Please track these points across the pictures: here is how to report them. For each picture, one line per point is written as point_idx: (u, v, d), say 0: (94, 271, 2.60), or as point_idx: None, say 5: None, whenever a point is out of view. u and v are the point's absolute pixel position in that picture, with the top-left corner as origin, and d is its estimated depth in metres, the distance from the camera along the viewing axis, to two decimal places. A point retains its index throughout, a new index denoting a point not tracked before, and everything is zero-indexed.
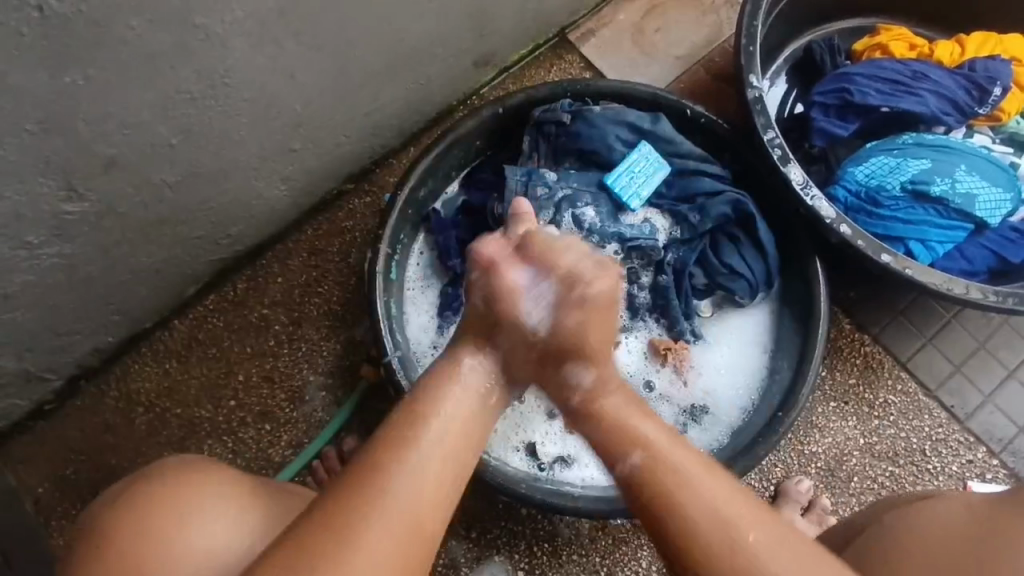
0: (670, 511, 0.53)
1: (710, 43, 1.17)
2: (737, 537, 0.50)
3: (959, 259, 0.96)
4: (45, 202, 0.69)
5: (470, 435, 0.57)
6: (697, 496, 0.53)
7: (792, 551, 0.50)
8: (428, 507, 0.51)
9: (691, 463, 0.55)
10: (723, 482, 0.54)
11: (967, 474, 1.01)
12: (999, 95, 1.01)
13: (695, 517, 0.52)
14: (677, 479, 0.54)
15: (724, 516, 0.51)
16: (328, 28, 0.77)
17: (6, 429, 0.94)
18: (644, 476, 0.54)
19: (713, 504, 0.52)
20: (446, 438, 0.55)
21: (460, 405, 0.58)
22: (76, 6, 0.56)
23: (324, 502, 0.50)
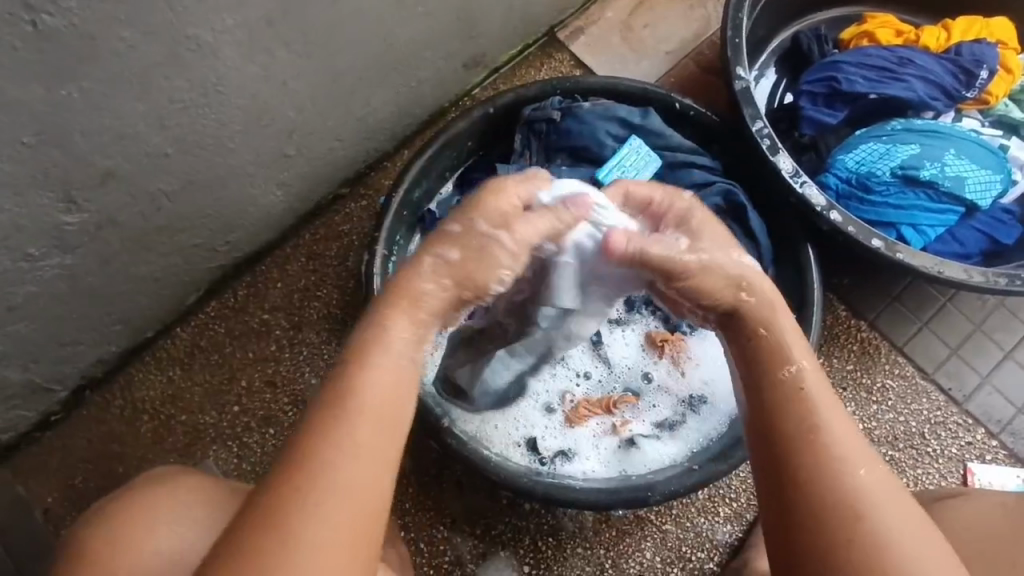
0: (804, 426, 0.53)
1: (698, 37, 1.18)
2: (849, 464, 0.51)
3: (951, 242, 0.97)
4: (45, 214, 0.70)
5: (392, 415, 0.52)
6: (832, 423, 0.53)
7: (897, 495, 0.51)
8: (362, 498, 0.48)
9: (838, 408, 0.54)
10: (850, 423, 0.54)
11: (967, 456, 1.01)
12: (986, 79, 1.02)
13: (821, 434, 0.52)
14: (824, 407, 0.54)
15: (846, 446, 0.52)
16: (318, 34, 0.78)
17: (13, 440, 0.95)
18: (801, 391, 0.55)
19: (839, 433, 0.53)
20: (363, 423, 0.50)
21: (375, 378, 0.52)
22: (69, 20, 0.57)
23: (252, 511, 0.48)
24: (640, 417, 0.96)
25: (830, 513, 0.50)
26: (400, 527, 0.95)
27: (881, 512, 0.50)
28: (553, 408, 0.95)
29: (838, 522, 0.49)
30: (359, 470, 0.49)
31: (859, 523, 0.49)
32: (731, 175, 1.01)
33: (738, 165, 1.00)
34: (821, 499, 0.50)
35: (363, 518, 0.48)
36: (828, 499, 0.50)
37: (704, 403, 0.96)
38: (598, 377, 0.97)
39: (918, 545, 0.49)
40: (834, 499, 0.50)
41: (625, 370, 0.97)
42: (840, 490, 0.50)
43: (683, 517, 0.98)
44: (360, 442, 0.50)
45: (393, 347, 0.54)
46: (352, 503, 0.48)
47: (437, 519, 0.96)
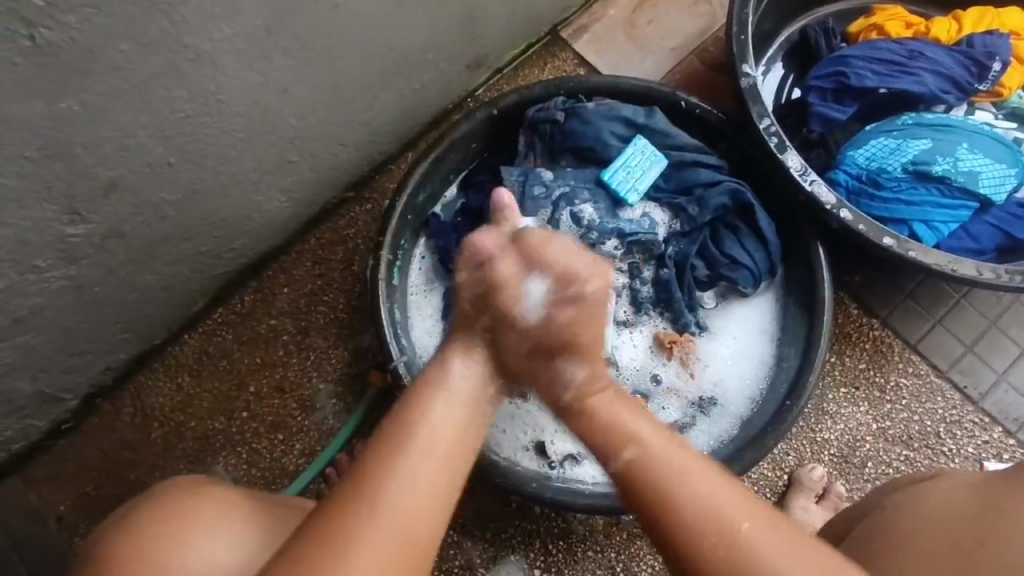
0: (654, 499, 0.57)
1: (703, 32, 1.17)
2: (718, 525, 0.54)
3: (965, 238, 0.95)
4: (50, 226, 0.70)
5: (458, 450, 0.59)
6: (689, 489, 0.56)
7: (778, 537, 0.53)
8: (416, 521, 0.53)
9: (696, 468, 0.58)
10: (713, 483, 0.57)
11: (983, 455, 1.00)
12: (999, 71, 1.00)
13: (682, 503, 0.56)
14: (676, 478, 0.57)
15: (708, 506, 0.55)
16: (317, 40, 0.78)
17: (26, 450, 0.96)
18: (640, 468, 0.59)
19: (697, 496, 0.56)
20: (436, 450, 0.57)
21: (445, 417, 0.61)
22: (67, 34, 0.57)
23: (318, 518, 0.52)
24: None
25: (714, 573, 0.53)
26: None
27: (764, 557, 0.52)
28: None
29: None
30: (422, 486, 0.54)
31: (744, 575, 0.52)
32: (739, 172, 1.00)
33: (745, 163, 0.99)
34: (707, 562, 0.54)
35: (413, 537, 0.52)
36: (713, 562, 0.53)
37: (714, 405, 0.95)
38: None
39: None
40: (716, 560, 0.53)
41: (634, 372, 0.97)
42: (712, 553, 0.53)
43: None
44: (427, 468, 0.56)
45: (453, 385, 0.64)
46: (413, 518, 0.53)
47: (447, 523, 0.96)
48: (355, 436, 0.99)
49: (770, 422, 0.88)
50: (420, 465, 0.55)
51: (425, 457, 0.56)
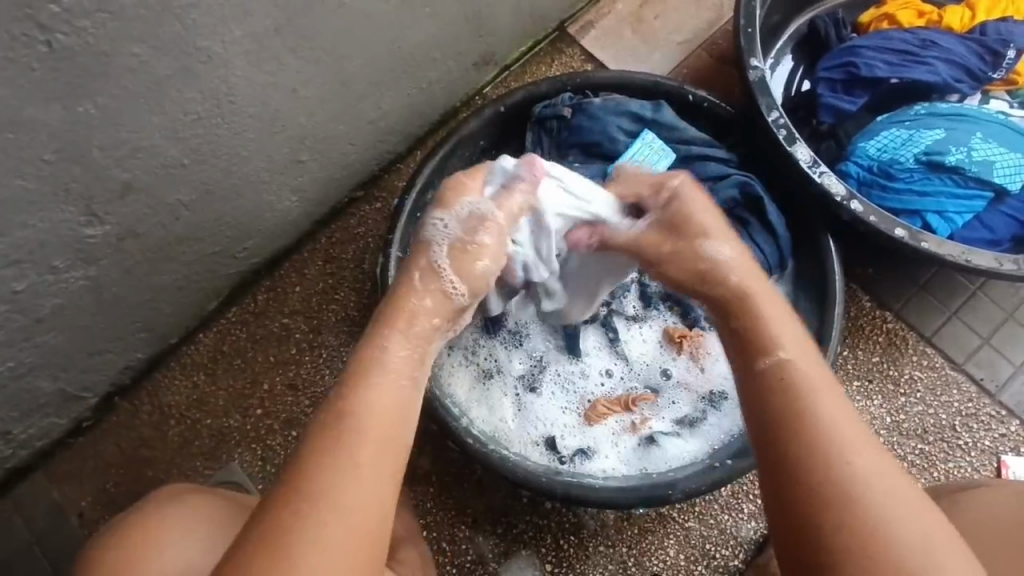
0: (787, 412, 0.51)
1: (712, 25, 1.16)
2: (841, 451, 0.49)
3: (980, 229, 0.94)
4: (68, 228, 0.72)
5: (399, 438, 0.50)
6: (820, 405, 0.51)
7: (887, 479, 0.48)
8: (362, 523, 0.47)
9: (845, 418, 0.50)
10: (841, 407, 0.51)
11: (1000, 449, 0.98)
12: (1013, 58, 0.99)
13: (828, 428, 0.50)
14: (811, 389, 0.52)
15: (841, 431, 0.50)
16: (326, 40, 0.79)
17: (48, 447, 0.98)
18: (784, 380, 0.53)
19: (834, 418, 0.50)
20: (369, 443, 0.49)
21: (373, 398, 0.51)
22: (82, 39, 0.58)
23: (254, 529, 0.46)
24: (660, 414, 0.95)
25: (819, 501, 0.48)
26: (423, 527, 0.96)
27: (876, 502, 0.47)
28: (572, 406, 0.95)
29: (824, 507, 0.47)
30: (372, 488, 0.48)
31: (849, 511, 0.47)
32: (750, 166, 0.99)
33: (754, 156, 0.98)
34: (823, 505, 0.48)
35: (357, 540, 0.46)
36: (830, 492, 0.48)
37: (724, 399, 0.95)
38: (619, 375, 0.96)
39: (909, 528, 0.46)
40: (833, 490, 0.48)
41: (644, 367, 0.97)
42: (830, 477, 0.48)
43: (706, 514, 0.97)
44: (365, 466, 0.48)
45: (386, 367, 0.53)
46: (358, 522, 0.47)
47: (458, 518, 0.96)
48: None
49: None
50: (359, 454, 0.48)
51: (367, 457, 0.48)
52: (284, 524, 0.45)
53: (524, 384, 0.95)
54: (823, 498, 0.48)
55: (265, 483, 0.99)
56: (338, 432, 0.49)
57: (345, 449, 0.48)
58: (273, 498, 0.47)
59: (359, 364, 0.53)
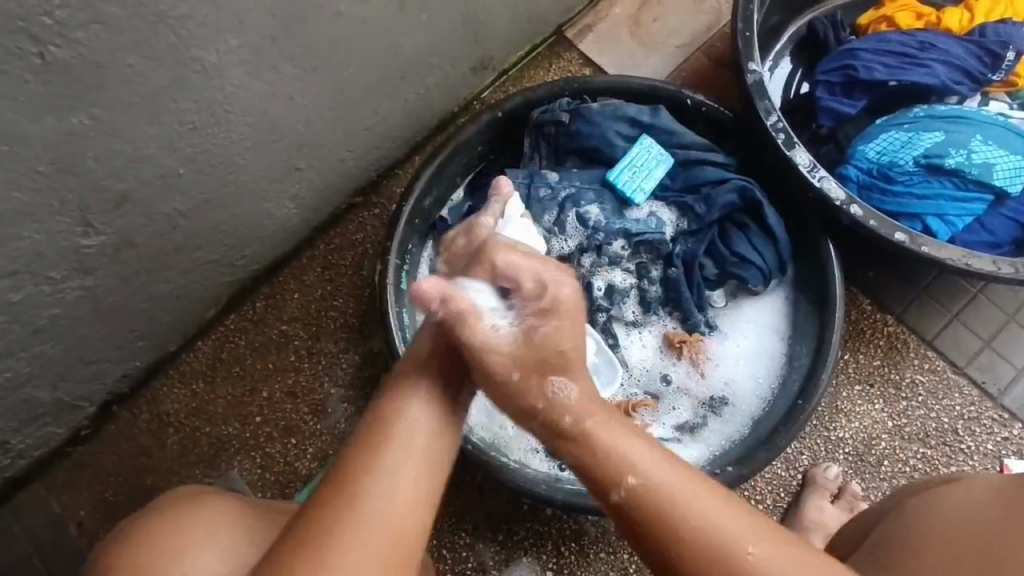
0: (629, 475, 0.55)
1: (710, 28, 1.16)
2: (685, 516, 0.53)
3: (980, 232, 0.93)
4: (64, 239, 0.72)
5: (434, 455, 0.57)
6: (645, 470, 0.55)
7: (764, 542, 0.52)
8: (400, 524, 0.53)
9: (670, 479, 0.55)
10: (670, 468, 0.56)
11: (1003, 453, 0.98)
12: (1013, 60, 0.98)
13: (675, 496, 0.54)
14: (622, 451, 0.56)
15: (659, 490, 0.54)
16: (322, 48, 0.78)
17: (47, 457, 0.98)
18: (584, 439, 0.57)
19: (643, 474, 0.55)
20: (408, 458, 0.55)
21: (414, 417, 0.58)
22: (76, 51, 0.58)
23: (303, 516, 0.53)
24: (660, 420, 0.94)
25: (686, 563, 0.52)
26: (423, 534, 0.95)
27: (743, 550, 0.51)
28: None
29: (703, 570, 0.51)
30: (412, 495, 0.54)
31: (711, 561, 0.52)
32: (749, 170, 0.99)
33: (753, 160, 0.98)
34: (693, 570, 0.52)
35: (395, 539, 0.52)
36: (689, 545, 0.52)
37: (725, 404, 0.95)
38: (620, 381, 0.96)
39: (777, 572, 0.50)
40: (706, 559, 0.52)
41: (644, 372, 0.96)
42: (685, 533, 0.53)
43: None
44: (407, 475, 0.55)
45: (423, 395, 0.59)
46: (397, 524, 0.53)
47: (459, 526, 0.96)
48: None
49: (784, 420, 0.87)
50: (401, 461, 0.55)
51: (406, 468, 0.55)
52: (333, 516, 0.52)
53: None
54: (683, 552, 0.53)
55: (264, 491, 0.99)
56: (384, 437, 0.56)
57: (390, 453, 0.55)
58: (325, 494, 0.54)
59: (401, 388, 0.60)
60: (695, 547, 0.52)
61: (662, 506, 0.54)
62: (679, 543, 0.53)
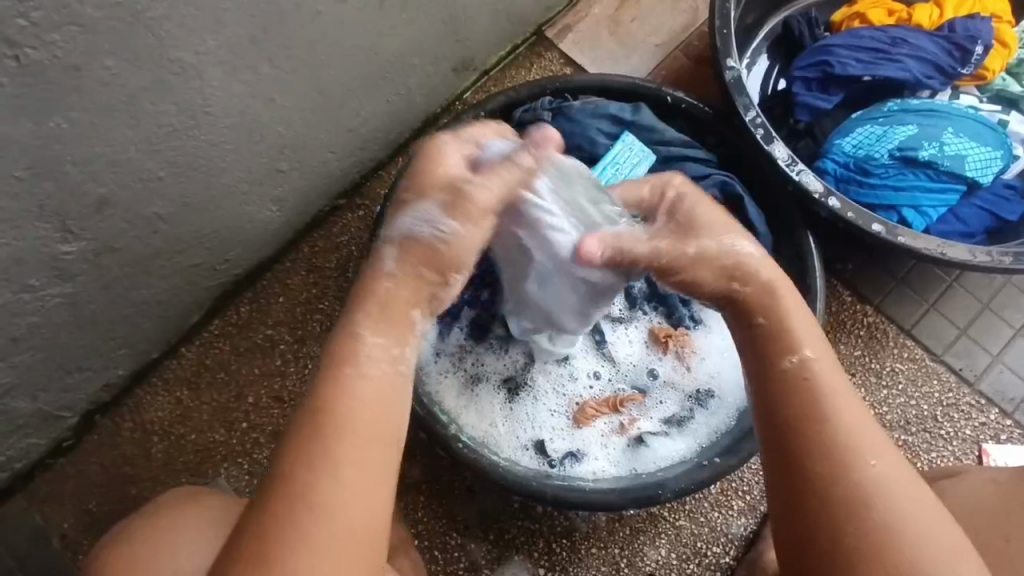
0: (808, 413, 0.53)
1: (688, 27, 1.17)
2: (862, 453, 0.51)
3: (954, 222, 0.96)
4: (42, 245, 0.70)
5: (377, 420, 0.52)
6: (839, 408, 0.53)
7: (893, 465, 0.52)
8: (363, 458, 0.50)
9: (856, 414, 0.54)
10: (860, 407, 0.54)
11: (981, 437, 1.00)
12: (981, 54, 1.01)
13: (834, 416, 0.53)
14: (835, 397, 0.54)
15: (845, 417, 0.53)
16: (302, 49, 0.78)
17: (27, 469, 0.96)
18: (807, 381, 0.54)
19: (851, 416, 0.53)
20: (353, 447, 0.50)
21: (353, 393, 0.52)
22: (51, 53, 0.57)
23: (250, 529, 0.49)
24: (648, 414, 0.95)
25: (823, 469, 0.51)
26: (415, 536, 0.95)
27: (888, 500, 0.50)
28: (561, 409, 0.95)
29: (848, 512, 0.50)
30: (370, 410, 0.52)
31: (852, 485, 0.51)
32: (729, 166, 1.01)
33: (733, 156, 1.00)
34: (838, 513, 0.50)
35: (366, 463, 0.50)
36: (833, 454, 0.51)
37: (711, 397, 0.96)
38: (607, 377, 0.97)
39: (900, 501, 0.50)
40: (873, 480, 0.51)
41: (631, 368, 0.97)
42: (837, 450, 0.52)
43: (697, 513, 0.98)
44: (353, 464, 0.50)
45: (368, 356, 0.53)
46: (352, 516, 0.49)
47: (450, 526, 0.96)
48: None
49: None
50: (344, 454, 0.50)
51: (345, 452, 0.50)
52: (307, 445, 0.50)
53: (511, 388, 0.95)
54: (821, 455, 0.52)
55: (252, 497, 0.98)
56: (321, 430, 0.50)
57: (335, 446, 0.50)
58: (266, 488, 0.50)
59: (342, 349, 0.53)
60: (847, 467, 0.51)
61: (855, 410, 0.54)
62: (823, 451, 0.52)
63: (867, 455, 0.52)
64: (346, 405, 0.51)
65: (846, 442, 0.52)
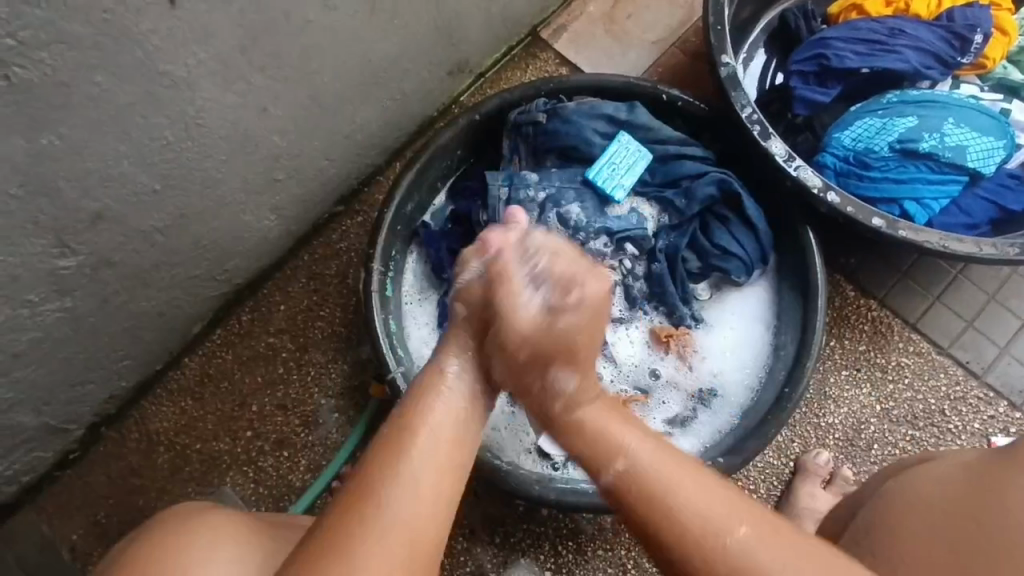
0: (652, 510, 0.55)
1: (683, 23, 1.16)
2: (717, 535, 0.52)
3: (957, 213, 0.95)
4: (39, 261, 0.71)
5: (454, 453, 0.58)
6: (676, 495, 0.55)
7: (786, 546, 0.52)
8: (448, 446, 0.58)
9: (687, 484, 0.55)
10: (692, 481, 0.56)
11: (990, 430, 0.99)
12: (981, 43, 1.00)
13: (672, 501, 0.54)
14: (668, 481, 0.56)
15: (689, 501, 0.54)
16: (294, 59, 0.78)
17: (34, 482, 0.96)
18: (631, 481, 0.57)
19: (692, 499, 0.54)
20: (429, 466, 0.55)
21: (438, 421, 0.59)
22: (41, 71, 0.57)
23: (318, 530, 0.52)
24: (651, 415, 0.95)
25: (677, 552, 0.53)
26: None
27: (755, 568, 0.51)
28: None
29: None
30: (447, 437, 0.58)
31: (717, 567, 0.52)
32: (727, 163, 1.00)
33: (731, 153, 0.99)
34: None
35: (452, 455, 0.57)
36: (685, 539, 0.53)
37: (714, 396, 0.96)
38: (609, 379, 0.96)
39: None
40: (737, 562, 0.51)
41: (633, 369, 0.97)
42: (681, 534, 0.53)
43: None
44: (428, 482, 0.54)
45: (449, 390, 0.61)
46: (419, 527, 0.52)
47: (455, 530, 0.96)
48: (358, 449, 0.99)
49: (773, 408, 0.88)
50: (420, 474, 0.55)
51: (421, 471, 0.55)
52: (386, 456, 0.55)
53: None
54: (673, 544, 0.53)
55: (258, 505, 0.98)
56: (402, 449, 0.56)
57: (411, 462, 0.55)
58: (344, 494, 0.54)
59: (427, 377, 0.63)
60: (696, 549, 0.53)
61: (693, 476, 0.56)
62: (669, 537, 0.54)
63: (719, 530, 0.52)
64: (427, 432, 0.58)
65: (688, 527, 0.53)
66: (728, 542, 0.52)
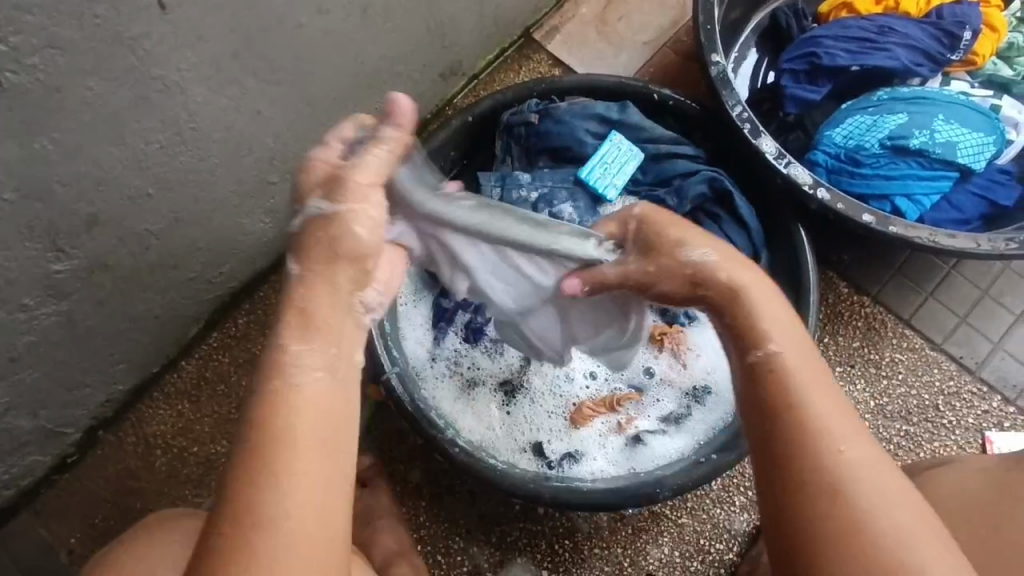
0: (787, 402, 0.53)
1: (675, 24, 1.17)
2: (832, 440, 0.50)
3: (948, 209, 0.95)
4: (35, 264, 0.71)
5: (329, 427, 0.47)
6: (816, 399, 0.52)
7: (888, 474, 0.50)
8: (319, 429, 0.47)
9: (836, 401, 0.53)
10: (839, 402, 0.53)
11: (984, 425, 0.99)
12: (970, 39, 1.00)
13: (807, 404, 0.52)
14: (809, 385, 0.53)
15: (829, 415, 0.52)
16: (286, 63, 0.79)
17: (32, 486, 0.97)
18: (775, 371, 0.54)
19: (825, 409, 0.52)
20: (301, 455, 0.46)
21: (300, 396, 0.48)
22: (34, 76, 0.58)
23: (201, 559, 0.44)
24: (646, 413, 0.95)
25: (790, 447, 0.51)
26: (417, 541, 0.95)
27: (860, 490, 0.49)
28: (559, 410, 0.95)
29: (834, 496, 0.49)
30: (320, 413, 0.48)
31: (830, 479, 0.49)
32: (719, 162, 1.01)
33: (722, 151, 0.99)
34: (848, 523, 0.48)
35: (326, 428, 0.47)
36: (802, 443, 0.51)
37: (708, 393, 0.96)
38: (604, 378, 0.96)
39: (902, 517, 0.48)
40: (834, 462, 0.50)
41: (627, 367, 0.97)
42: (803, 433, 0.51)
43: (698, 510, 0.97)
44: (307, 470, 0.45)
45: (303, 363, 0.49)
46: (308, 529, 0.44)
47: (452, 530, 0.96)
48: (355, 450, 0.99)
49: None
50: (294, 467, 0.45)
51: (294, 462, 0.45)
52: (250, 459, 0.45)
53: (506, 391, 0.95)
54: (786, 437, 0.51)
55: None
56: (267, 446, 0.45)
57: (282, 458, 0.45)
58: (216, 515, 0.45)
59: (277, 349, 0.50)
60: (812, 448, 0.50)
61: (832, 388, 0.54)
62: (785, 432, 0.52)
63: (844, 444, 0.50)
64: (291, 415, 0.47)
65: (821, 436, 0.51)
66: (848, 459, 0.50)
